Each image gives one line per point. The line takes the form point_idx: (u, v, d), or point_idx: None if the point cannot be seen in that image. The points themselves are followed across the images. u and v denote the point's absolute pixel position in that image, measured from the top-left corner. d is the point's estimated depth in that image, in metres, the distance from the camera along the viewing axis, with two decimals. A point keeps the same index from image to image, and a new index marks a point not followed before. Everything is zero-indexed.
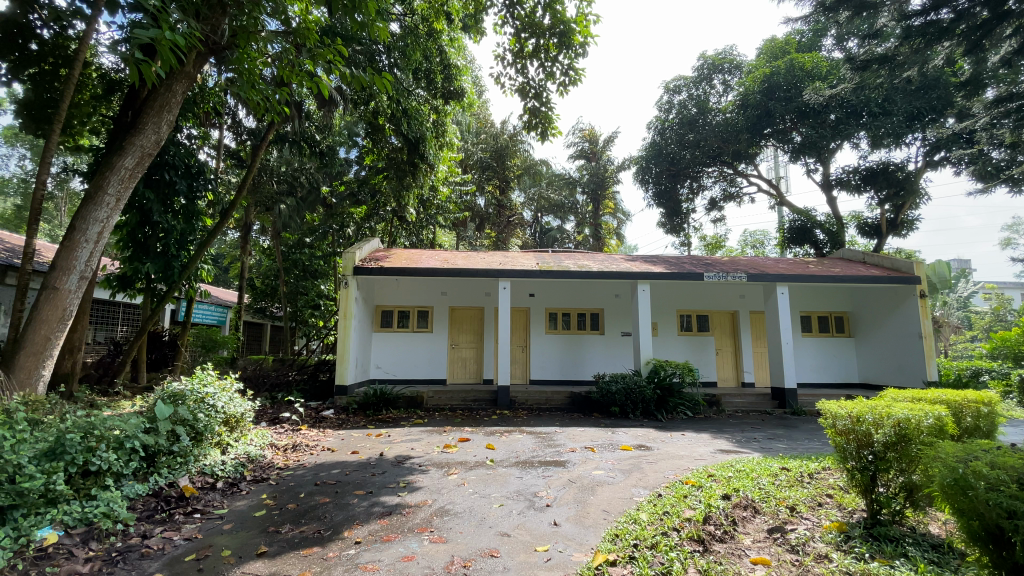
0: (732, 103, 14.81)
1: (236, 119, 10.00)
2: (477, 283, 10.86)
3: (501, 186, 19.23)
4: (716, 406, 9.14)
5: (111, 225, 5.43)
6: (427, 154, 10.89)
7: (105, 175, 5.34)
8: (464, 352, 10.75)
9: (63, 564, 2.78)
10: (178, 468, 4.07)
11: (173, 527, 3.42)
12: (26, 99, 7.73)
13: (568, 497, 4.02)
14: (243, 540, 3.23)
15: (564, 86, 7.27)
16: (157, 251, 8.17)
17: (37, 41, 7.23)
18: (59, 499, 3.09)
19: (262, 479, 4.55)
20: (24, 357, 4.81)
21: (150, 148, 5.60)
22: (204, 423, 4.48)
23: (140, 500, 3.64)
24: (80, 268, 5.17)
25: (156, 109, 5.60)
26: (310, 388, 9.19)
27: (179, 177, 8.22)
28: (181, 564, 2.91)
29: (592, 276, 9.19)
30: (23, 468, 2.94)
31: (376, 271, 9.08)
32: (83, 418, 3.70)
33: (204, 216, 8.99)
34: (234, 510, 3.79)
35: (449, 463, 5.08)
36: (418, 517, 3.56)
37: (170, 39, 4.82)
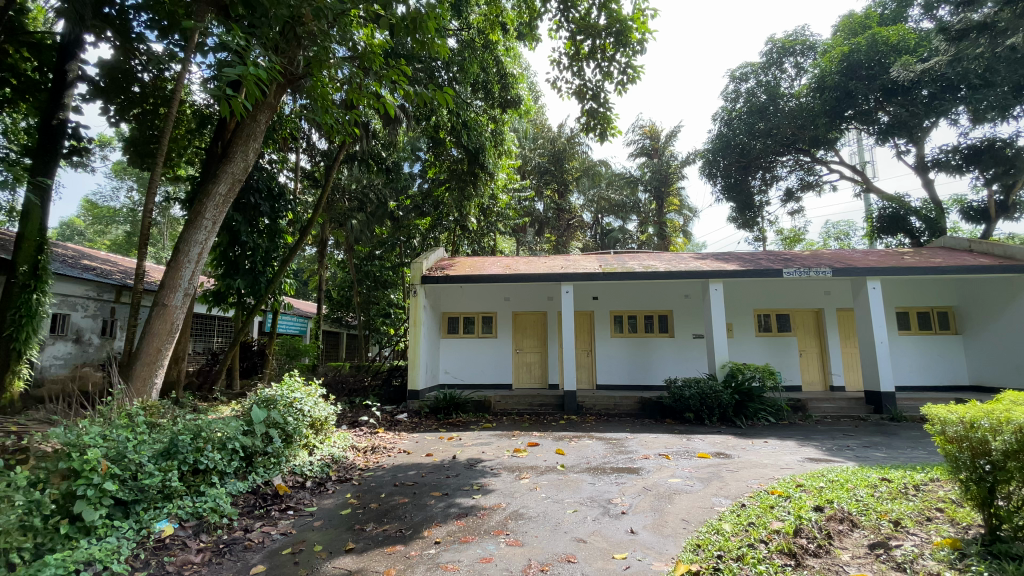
0: (806, 87, 13.86)
1: (311, 142, 10.70)
2: (540, 288, 10.86)
3: (560, 190, 19.24)
4: (802, 411, 8.54)
5: (209, 246, 5.99)
6: (486, 163, 11.17)
7: (203, 202, 5.92)
8: (529, 357, 10.76)
9: (179, 554, 3.07)
10: (272, 467, 4.40)
11: (270, 522, 3.69)
12: (132, 137, 8.83)
13: (645, 505, 3.90)
14: (332, 536, 3.42)
15: (623, 85, 7.16)
16: (246, 268, 8.91)
17: (139, 84, 8.26)
18: (174, 495, 3.45)
19: (346, 479, 4.80)
20: (140, 367, 5.40)
21: (239, 174, 6.12)
22: (293, 425, 4.83)
23: (241, 496, 3.95)
24: (184, 286, 5.74)
25: (243, 139, 6.14)
26: (386, 392, 9.63)
27: (262, 200, 9.00)
28: (279, 557, 3.13)
29: (659, 277, 8.91)
30: (143, 466, 3.30)
31: (442, 280, 9.35)
32: (191, 421, 4.10)
33: (285, 233, 9.73)
34: (322, 508, 4.03)
35: (520, 468, 5.10)
36: (494, 520, 3.60)
37: (254, 74, 5.27)
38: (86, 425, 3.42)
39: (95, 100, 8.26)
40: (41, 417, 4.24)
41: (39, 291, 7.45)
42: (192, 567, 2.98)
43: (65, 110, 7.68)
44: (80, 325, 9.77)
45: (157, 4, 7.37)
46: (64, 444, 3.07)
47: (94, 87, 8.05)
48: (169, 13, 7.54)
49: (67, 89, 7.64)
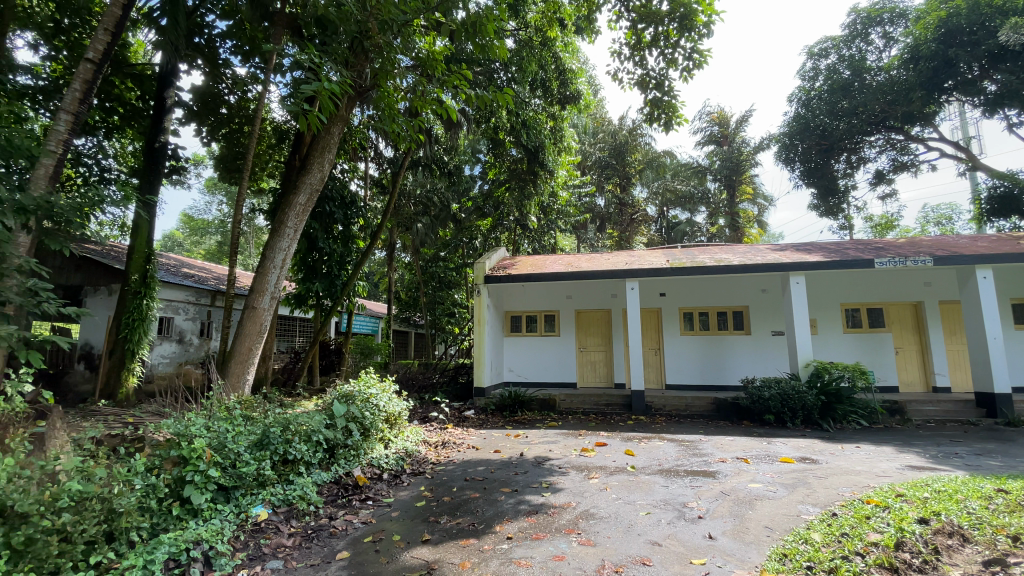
0: (897, 58, 12.62)
1: (378, 150, 11.17)
2: (604, 285, 10.67)
3: (622, 184, 18.78)
4: (899, 415, 7.79)
5: (291, 253, 6.43)
6: (546, 161, 11.18)
7: (285, 212, 6.37)
8: (594, 356, 10.59)
9: (273, 537, 3.33)
10: (352, 459, 4.66)
11: (352, 511, 3.90)
12: (222, 155, 9.69)
13: (723, 510, 3.73)
14: (409, 527, 3.56)
15: (688, 71, 6.88)
16: (323, 272, 9.49)
17: (226, 105, 9.06)
18: (267, 483, 3.73)
19: (419, 473, 4.98)
20: (234, 364, 5.90)
21: (317, 184, 6.53)
22: (370, 420, 5.08)
23: (325, 486, 4.21)
24: (271, 290, 6.20)
25: (319, 151, 6.54)
26: (453, 389, 9.92)
27: (336, 208, 9.58)
28: (362, 544, 3.30)
29: (732, 271, 8.47)
30: (241, 455, 3.61)
31: (504, 279, 9.44)
32: (280, 415, 4.43)
33: (357, 239, 10.27)
34: (399, 499, 4.21)
35: (589, 467, 5.05)
36: (564, 518, 3.58)
37: (328, 89, 5.59)
38: (192, 417, 3.79)
39: (190, 123, 9.13)
40: (155, 408, 4.75)
41: (148, 297, 8.35)
42: (285, 549, 3.21)
43: (165, 133, 8.55)
44: (182, 326, 10.86)
45: (239, 30, 8.02)
46: (174, 434, 3.43)
47: (188, 111, 8.90)
48: (250, 38, 8.19)
49: (166, 114, 8.50)
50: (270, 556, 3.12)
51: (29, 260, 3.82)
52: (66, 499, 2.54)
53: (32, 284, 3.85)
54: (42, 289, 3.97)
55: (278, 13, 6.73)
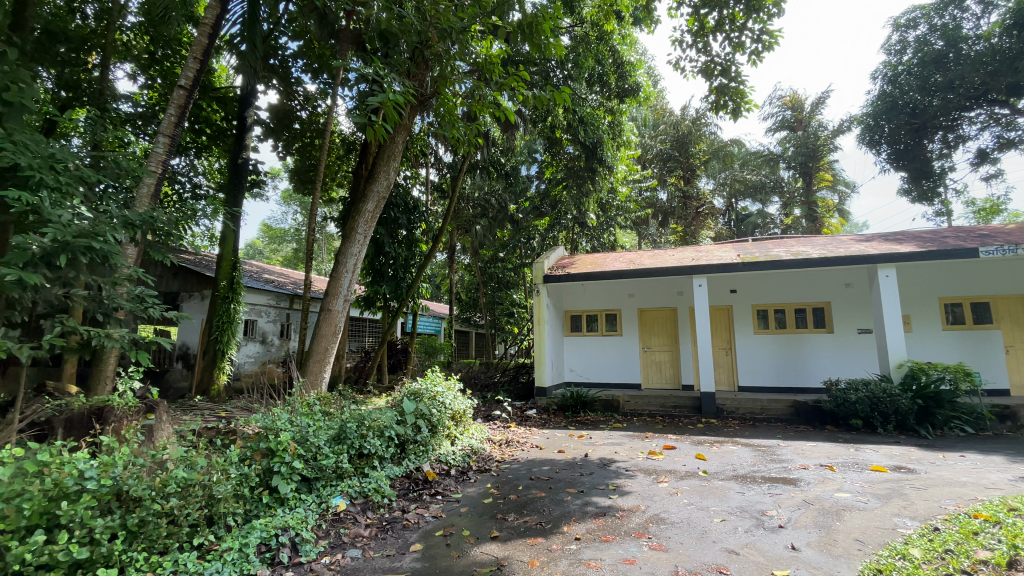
0: (999, 24, 11.28)
1: (438, 156, 11.51)
2: (668, 283, 10.33)
3: (686, 176, 18.04)
4: (1013, 422, 6.95)
5: (361, 257, 6.77)
6: (605, 157, 11.01)
7: (355, 219, 6.72)
8: (659, 356, 10.27)
9: (351, 527, 3.51)
10: (421, 455, 4.83)
11: (423, 505, 4.04)
12: (296, 168, 10.36)
13: (807, 519, 3.50)
14: (478, 523, 3.64)
15: (757, 55, 6.52)
16: (389, 275, 9.90)
17: (299, 121, 9.69)
18: (345, 475, 3.95)
19: (485, 470, 5.07)
20: (312, 363, 6.29)
21: (383, 192, 6.82)
22: (437, 417, 5.24)
23: (398, 480, 4.39)
24: (344, 293, 6.57)
25: (385, 159, 6.83)
26: (514, 388, 9.99)
27: (400, 214, 9.99)
28: (433, 537, 3.41)
29: (810, 265, 7.92)
30: (321, 448, 3.85)
31: (564, 278, 9.40)
32: (355, 411, 4.66)
33: (420, 242, 10.63)
34: (467, 495, 4.31)
35: (657, 470, 4.91)
36: (633, 521, 3.51)
37: (392, 99, 5.82)
38: (278, 411, 4.09)
39: (268, 139, 9.83)
40: (245, 404, 5.16)
41: (235, 300, 9.09)
42: (362, 539, 3.39)
43: (246, 150, 9.25)
44: (264, 328, 11.70)
45: (308, 49, 8.54)
46: (263, 428, 3.71)
47: (266, 128, 9.59)
48: (319, 56, 8.70)
49: (247, 132, 9.21)
50: (349, 545, 3.30)
51: (135, 270, 4.26)
52: (173, 485, 2.82)
53: (138, 291, 4.30)
54: (147, 296, 4.43)
55: (343, 30, 7.10)
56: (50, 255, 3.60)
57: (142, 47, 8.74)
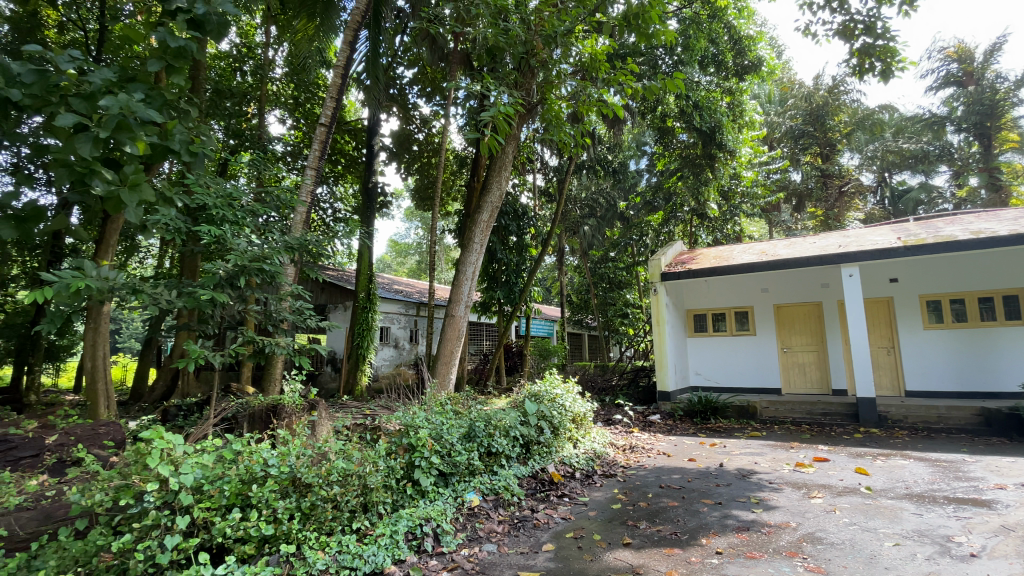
0: None
1: (544, 161, 11.68)
2: (808, 274, 9.25)
3: (824, 153, 15.90)
4: None
5: (479, 265, 7.10)
6: (725, 141, 10.31)
7: (472, 229, 7.06)
8: (802, 357, 9.25)
9: (485, 522, 3.68)
10: (546, 456, 4.90)
11: (551, 506, 4.09)
12: (417, 186, 11.21)
13: (1009, 548, 2.88)
14: (608, 528, 3.58)
15: (910, 3, 5.60)
16: (503, 281, 10.22)
17: (417, 143, 10.51)
18: (476, 472, 4.16)
19: (611, 475, 4.98)
20: (440, 366, 6.72)
21: (496, 201, 7.07)
22: (559, 419, 5.28)
23: (525, 479, 4.51)
24: (465, 299, 6.93)
25: (497, 170, 7.09)
26: (635, 392, 9.67)
27: (509, 221, 10.30)
28: (564, 539, 3.43)
29: (999, 243, 6.53)
30: (454, 447, 4.09)
31: (685, 275, 8.89)
32: (481, 411, 4.88)
33: (530, 247, 10.85)
34: (594, 499, 4.26)
35: (807, 484, 4.40)
36: (783, 539, 3.18)
37: (502, 111, 5.99)
38: (416, 411, 4.43)
39: (391, 162, 10.78)
40: (386, 403, 5.68)
41: (372, 310, 10.08)
42: (497, 534, 3.53)
43: (375, 174, 10.23)
44: (396, 334, 12.82)
45: (423, 75, 9.26)
46: (404, 425, 4.03)
47: (390, 152, 10.56)
48: (431, 80, 9.39)
49: (374, 158, 10.19)
50: (485, 539, 3.46)
51: (294, 287, 4.93)
52: (336, 473, 3.19)
53: (297, 304, 4.97)
54: (305, 308, 5.08)
55: (452, 52, 7.55)
56: (233, 277, 4.34)
57: (288, 93, 10.16)
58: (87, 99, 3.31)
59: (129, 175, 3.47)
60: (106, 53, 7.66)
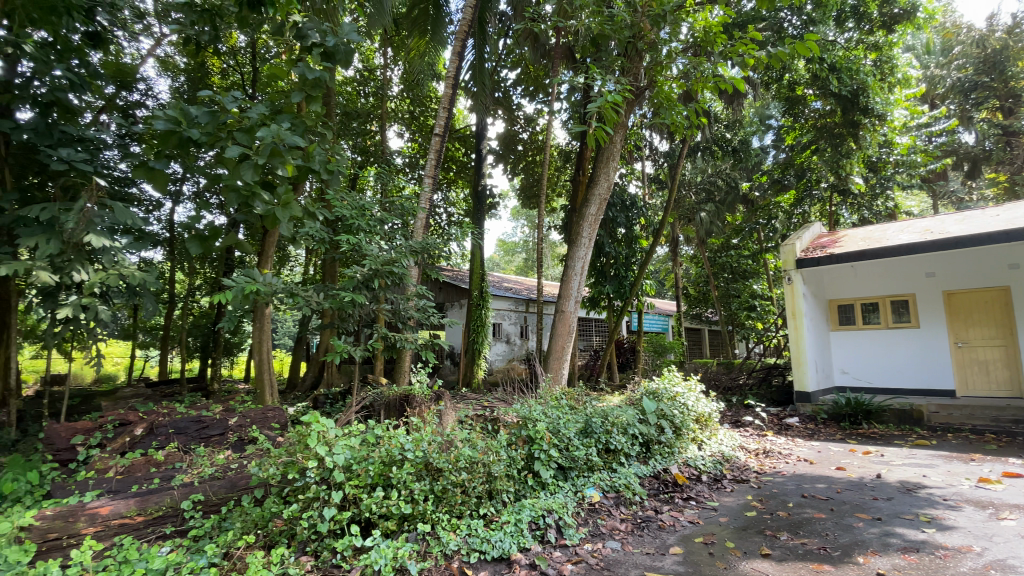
0: None
1: (653, 147, 11.20)
2: (989, 254, 7.69)
3: (1007, 106, 13.06)
4: None
5: (588, 260, 7.02)
6: (872, 105, 9.00)
7: (580, 223, 7.00)
8: (985, 353, 7.73)
9: (608, 519, 3.63)
10: (668, 456, 4.70)
11: (677, 508, 3.91)
12: (523, 185, 11.42)
13: None
14: (742, 536, 3.32)
15: None
16: (612, 275, 10.00)
17: (521, 142, 10.69)
18: (595, 468, 4.14)
19: (742, 480, 4.62)
20: (553, 360, 6.78)
21: (605, 193, 6.93)
22: (681, 418, 5.02)
23: (647, 479, 4.36)
24: (575, 295, 6.91)
25: (604, 161, 6.94)
26: (766, 392, 8.85)
27: (617, 213, 10.03)
28: (693, 543, 3.26)
29: None
30: (572, 442, 4.10)
31: (823, 261, 7.90)
32: (598, 407, 4.82)
33: (641, 238, 10.46)
34: (725, 505, 3.98)
35: (997, 505, 3.67)
36: (966, 565, 2.69)
37: (609, 100, 5.79)
38: (533, 405, 4.50)
39: (499, 164, 11.08)
40: (503, 396, 5.87)
41: (485, 307, 10.50)
42: (620, 532, 3.47)
43: (484, 177, 10.61)
44: (508, 330, 13.21)
45: (526, 75, 9.41)
46: (522, 417, 4.12)
47: (496, 154, 10.89)
48: (534, 78, 9.49)
49: (482, 161, 10.55)
50: (608, 536, 3.41)
51: (418, 288, 5.28)
52: (463, 460, 3.38)
53: (421, 303, 5.32)
54: (428, 306, 5.42)
55: (554, 48, 7.53)
56: (368, 279, 4.83)
57: (404, 109, 10.93)
58: (247, 133, 3.87)
59: (282, 195, 4.01)
60: (259, 90, 8.93)
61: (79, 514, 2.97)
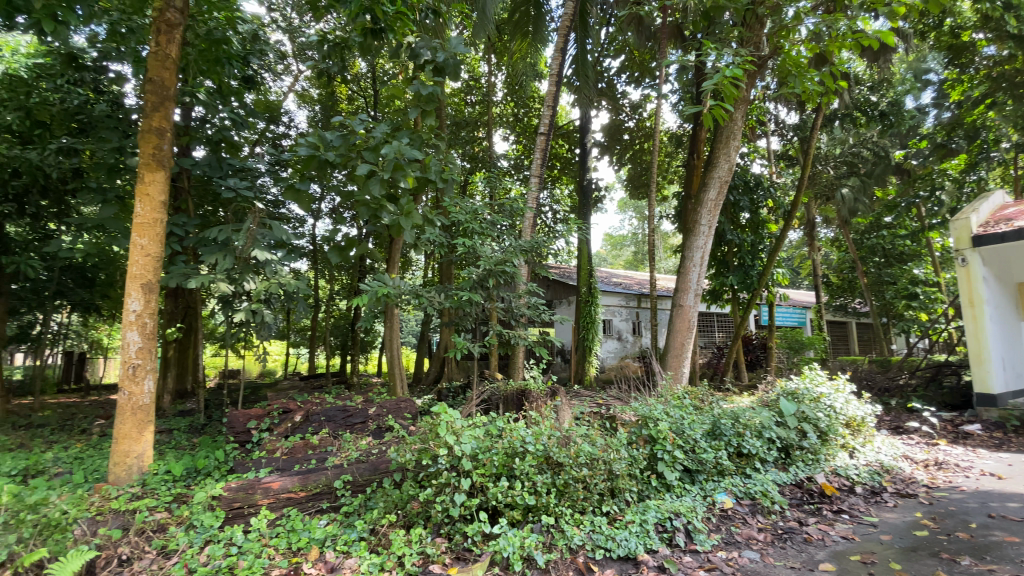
0: None
1: (780, 120, 10.14)
2: None
3: None
4: None
5: (708, 250, 6.58)
6: None
7: (698, 210, 6.58)
8: None
9: (743, 528, 3.37)
10: (812, 464, 4.23)
11: (825, 522, 3.51)
12: (631, 176, 11.03)
13: None
14: (911, 559, 2.88)
15: None
16: (736, 265, 9.27)
17: (628, 131, 10.35)
18: (726, 472, 3.88)
19: (909, 495, 3.99)
20: (671, 358, 6.49)
21: (725, 176, 6.44)
22: (826, 422, 4.47)
23: (786, 487, 3.98)
24: (694, 287, 6.53)
25: (723, 142, 6.44)
26: (935, 395, 7.55)
27: (740, 196, 9.23)
28: (848, 561, 2.91)
29: None
30: (698, 443, 3.89)
31: (1011, 237, 6.50)
32: (726, 407, 4.50)
33: (768, 223, 9.53)
34: (886, 521, 3.49)
35: None
36: None
37: (728, 75, 5.33)
38: (654, 403, 4.33)
39: (605, 156, 10.83)
40: (619, 393, 5.74)
41: (595, 303, 10.36)
42: (759, 543, 3.20)
43: (590, 171, 10.48)
44: (620, 326, 12.92)
45: (631, 61, 9.09)
46: (642, 415, 4.00)
47: (602, 146, 10.65)
48: (640, 63, 9.15)
49: (588, 155, 10.41)
50: (745, 546, 3.17)
51: (529, 286, 5.35)
52: (584, 456, 3.37)
53: (533, 300, 5.38)
54: (540, 303, 5.47)
55: (661, 29, 7.15)
56: (483, 279, 5.05)
57: (509, 112, 11.21)
58: (374, 151, 4.26)
59: (404, 205, 4.34)
60: (379, 110, 9.76)
61: (256, 487, 3.52)
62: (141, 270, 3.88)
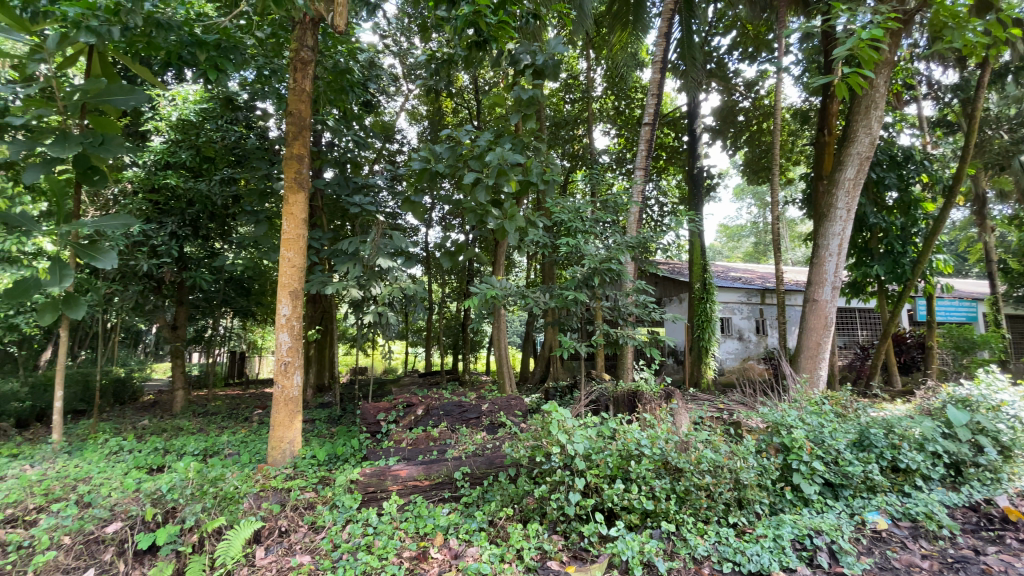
0: None
1: (933, 80, 8.66)
2: None
3: None
4: None
5: (847, 236, 5.83)
6: None
7: (833, 192, 5.86)
8: None
9: (902, 553, 2.94)
10: (993, 485, 3.56)
11: (1011, 553, 2.94)
12: (748, 161, 10.16)
13: None
14: None
15: None
16: (881, 252, 8.14)
17: (743, 112, 9.57)
18: (878, 489, 3.43)
19: None
20: (804, 358, 5.88)
21: (866, 151, 5.68)
22: (1012, 437, 3.70)
23: (958, 510, 3.39)
24: (830, 280, 5.84)
25: (862, 113, 5.67)
26: None
27: (884, 172, 8.00)
28: None
29: None
30: (842, 453, 3.47)
31: None
32: (876, 416, 3.96)
33: (923, 202, 8.19)
34: None
35: None
36: None
37: (866, 37, 4.67)
38: (785, 408, 3.95)
39: (717, 141, 10.11)
40: (742, 398, 5.33)
41: (710, 300, 9.73)
42: (922, 571, 2.78)
43: (700, 158, 9.87)
44: (740, 325, 12.00)
45: (744, 36, 8.42)
46: (772, 422, 3.68)
47: (713, 130, 9.96)
48: (754, 37, 8.43)
49: (698, 142, 9.81)
50: (904, 573, 2.77)
51: (638, 284, 5.19)
52: (706, 463, 3.19)
53: (643, 298, 5.20)
54: (649, 301, 5.27)
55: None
56: (589, 278, 5.01)
57: (609, 106, 10.99)
58: (480, 159, 4.44)
59: (509, 209, 4.47)
60: (482, 119, 10.14)
61: (387, 474, 3.85)
62: (289, 280, 4.45)
